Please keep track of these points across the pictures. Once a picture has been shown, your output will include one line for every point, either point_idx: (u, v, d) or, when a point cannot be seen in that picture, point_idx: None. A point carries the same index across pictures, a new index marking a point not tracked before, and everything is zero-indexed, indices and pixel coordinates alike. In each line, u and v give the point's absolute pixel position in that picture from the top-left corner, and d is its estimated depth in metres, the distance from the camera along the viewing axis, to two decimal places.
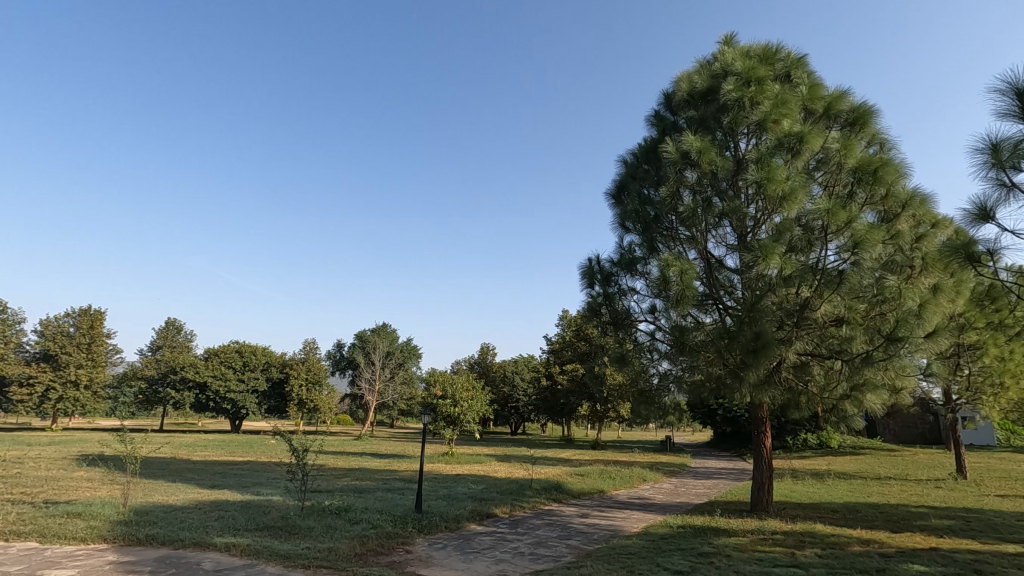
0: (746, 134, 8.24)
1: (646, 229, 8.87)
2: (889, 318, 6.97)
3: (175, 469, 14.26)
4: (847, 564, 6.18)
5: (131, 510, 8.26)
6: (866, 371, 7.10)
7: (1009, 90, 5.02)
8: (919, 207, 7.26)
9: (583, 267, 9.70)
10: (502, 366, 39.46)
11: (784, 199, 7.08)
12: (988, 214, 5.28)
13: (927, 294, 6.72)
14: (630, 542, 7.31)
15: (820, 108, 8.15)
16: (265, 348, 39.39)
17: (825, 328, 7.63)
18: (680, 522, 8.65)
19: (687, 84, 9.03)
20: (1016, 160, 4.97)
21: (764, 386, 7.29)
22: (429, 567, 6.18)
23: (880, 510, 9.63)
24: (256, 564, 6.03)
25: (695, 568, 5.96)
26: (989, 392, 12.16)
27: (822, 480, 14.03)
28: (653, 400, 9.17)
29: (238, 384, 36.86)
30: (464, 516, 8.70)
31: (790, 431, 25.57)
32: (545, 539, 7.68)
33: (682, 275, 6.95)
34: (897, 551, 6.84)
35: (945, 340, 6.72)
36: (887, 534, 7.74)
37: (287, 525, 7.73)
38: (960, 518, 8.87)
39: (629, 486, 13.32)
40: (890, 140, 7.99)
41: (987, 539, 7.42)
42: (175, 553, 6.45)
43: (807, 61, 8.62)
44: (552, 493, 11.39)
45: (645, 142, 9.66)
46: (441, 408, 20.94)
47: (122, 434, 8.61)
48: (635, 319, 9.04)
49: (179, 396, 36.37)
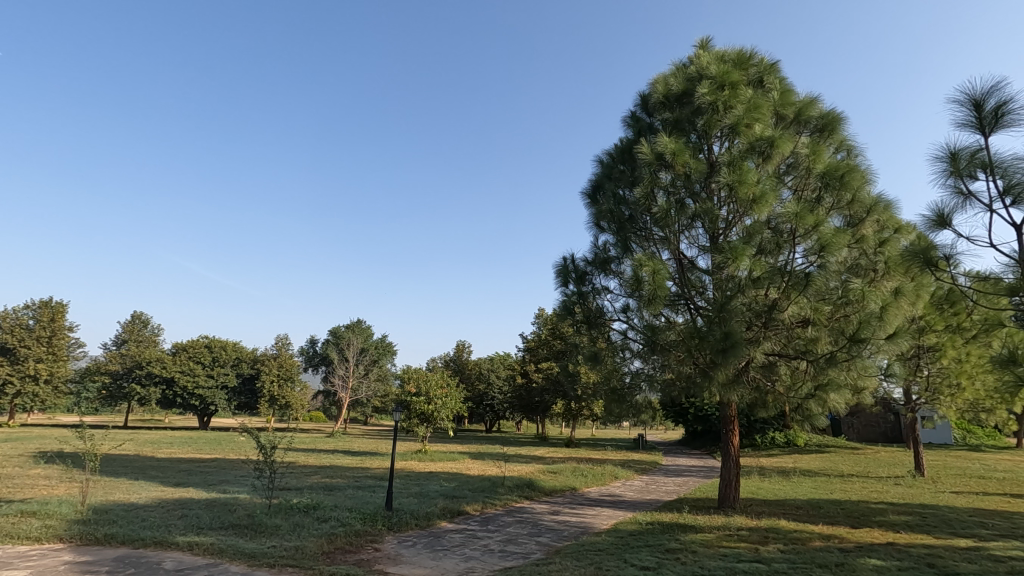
0: (719, 138, 8.39)
1: (621, 229, 8.93)
2: (852, 319, 7.17)
3: (138, 467, 13.84)
4: (808, 559, 6.34)
5: (89, 510, 7.98)
6: (830, 371, 7.30)
7: (967, 101, 5.21)
8: (883, 212, 7.53)
9: (558, 266, 9.75)
10: (477, 364, 39.28)
11: (754, 202, 7.20)
12: (945, 221, 5.47)
13: (889, 297, 6.92)
14: (599, 539, 7.38)
15: (791, 113, 8.29)
16: (236, 343, 38.56)
17: (792, 329, 7.80)
18: (648, 519, 8.78)
19: (662, 87, 9.11)
20: (973, 168, 5.15)
21: (732, 385, 7.41)
22: (397, 566, 6.12)
23: (842, 507, 9.93)
24: (219, 564, 5.90)
25: (661, 565, 6.03)
26: (947, 393, 12.62)
27: (788, 477, 14.39)
28: (625, 399, 9.25)
29: (208, 380, 36.05)
30: (435, 514, 8.67)
31: (759, 429, 26.11)
32: (515, 536, 7.71)
33: (654, 275, 7.04)
34: (857, 546, 7.04)
35: (905, 342, 6.96)
36: (848, 530, 7.97)
37: (253, 524, 7.57)
38: (916, 514, 9.19)
39: (601, 483, 13.46)
40: (857, 148, 8.27)
41: (941, 534, 7.70)
42: (135, 553, 6.26)
43: (779, 67, 8.81)
44: (524, 490, 11.43)
45: (620, 143, 9.80)
46: (415, 405, 20.78)
47: (81, 430, 8.31)
48: (608, 318, 9.12)
49: (144, 391, 35.41)
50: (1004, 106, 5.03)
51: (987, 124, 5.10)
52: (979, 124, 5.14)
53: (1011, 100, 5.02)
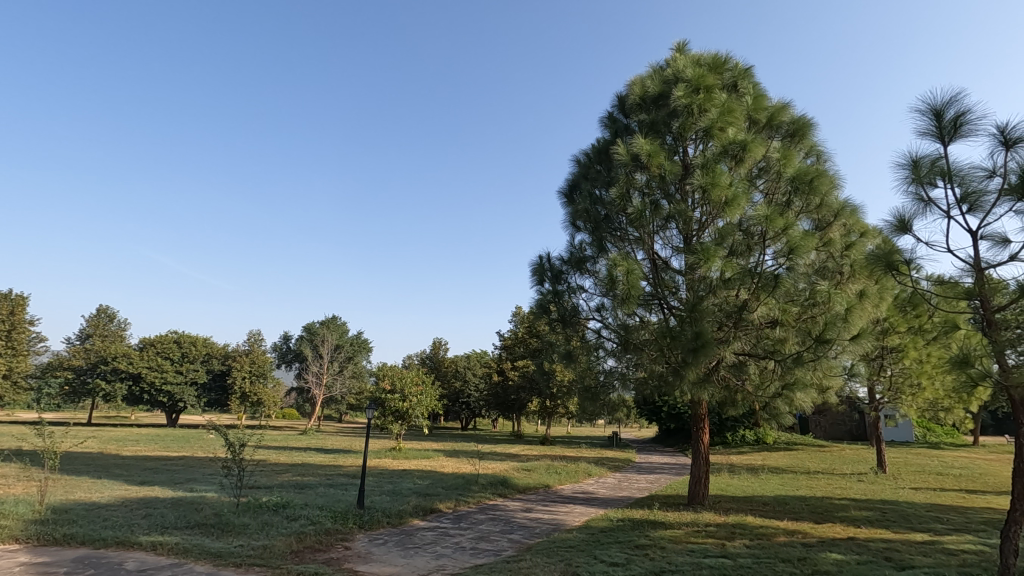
0: (694, 141, 8.51)
1: (596, 229, 8.98)
2: (818, 321, 7.40)
3: (101, 465, 13.47)
4: (771, 553, 6.50)
5: (47, 510, 7.72)
6: (797, 371, 7.45)
7: (928, 111, 5.39)
8: (849, 216, 7.79)
9: (534, 265, 9.79)
10: (453, 361, 39.12)
11: (726, 205, 7.31)
12: (906, 226, 5.66)
13: (853, 299, 7.15)
14: (571, 535, 7.44)
15: (764, 118, 8.45)
16: (206, 339, 37.93)
17: (761, 329, 7.95)
18: (620, 516, 8.88)
19: (640, 88, 9.21)
20: (933, 176, 5.33)
21: (702, 384, 7.50)
22: (367, 563, 6.10)
23: (807, 503, 10.19)
24: (183, 564, 5.78)
25: (630, 560, 6.12)
26: (908, 392, 13.08)
27: (756, 474, 14.72)
28: (598, 397, 9.26)
29: (176, 376, 35.17)
30: (407, 512, 8.64)
31: (730, 427, 26.61)
32: (488, 534, 7.73)
33: (628, 275, 7.10)
34: (819, 540, 7.24)
35: (869, 342, 7.18)
36: (811, 525, 8.20)
37: (220, 523, 7.42)
38: (877, 509, 9.51)
39: (574, 480, 13.57)
40: (825, 153, 8.51)
41: (899, 529, 7.98)
42: (96, 553, 6.11)
43: (752, 72, 8.95)
44: (497, 488, 11.46)
45: (597, 143, 9.90)
46: (389, 403, 20.63)
47: (40, 427, 8.04)
48: (583, 317, 9.18)
49: (109, 388, 34.28)
50: (962, 117, 5.24)
51: (946, 133, 5.29)
52: (939, 133, 5.32)
53: (969, 111, 5.24)
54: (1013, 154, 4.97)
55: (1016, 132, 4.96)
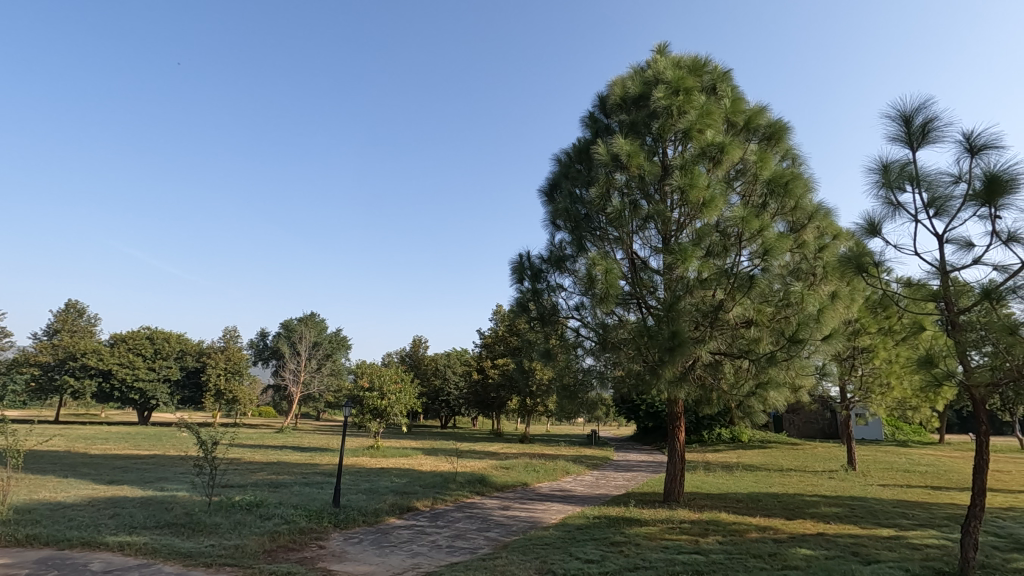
0: (673, 142, 8.57)
1: (576, 228, 9.01)
2: (791, 321, 7.53)
3: (68, 464, 13.08)
4: (743, 549, 6.62)
5: (9, 509, 7.49)
6: (771, 370, 7.57)
7: (898, 118, 5.54)
8: (823, 219, 7.97)
9: (514, 263, 9.79)
10: (434, 359, 38.94)
11: (704, 206, 7.41)
12: (876, 229, 5.80)
13: (826, 300, 7.31)
14: (547, 533, 7.48)
15: (741, 121, 8.59)
16: (180, 335, 37.21)
17: (736, 329, 8.07)
18: (596, 513, 8.93)
19: (621, 89, 9.28)
20: (902, 181, 5.47)
21: (679, 382, 7.60)
22: (341, 562, 6.04)
23: (779, 500, 10.41)
24: (151, 564, 5.66)
25: (605, 557, 6.17)
26: (877, 391, 13.46)
27: (731, 472, 14.95)
28: (577, 395, 9.33)
29: (148, 373, 34.42)
30: (384, 510, 8.59)
31: (706, 425, 27.02)
32: (464, 531, 7.73)
33: (607, 274, 7.13)
34: (789, 536, 7.39)
35: (840, 342, 7.36)
36: (782, 521, 8.38)
37: (190, 522, 7.28)
38: (846, 505, 9.76)
39: (552, 478, 13.64)
40: (801, 157, 8.68)
41: (866, 524, 8.20)
42: (59, 554, 5.95)
43: (731, 76, 9.09)
44: (476, 486, 11.47)
45: (578, 142, 9.95)
46: (368, 400, 20.45)
47: (3, 424, 7.79)
48: (562, 316, 9.23)
49: (78, 385, 33.28)
50: (930, 123, 5.38)
51: (915, 139, 5.43)
52: (908, 138, 5.46)
53: (936, 118, 5.38)
54: (978, 161, 5.12)
55: (980, 139, 5.13)
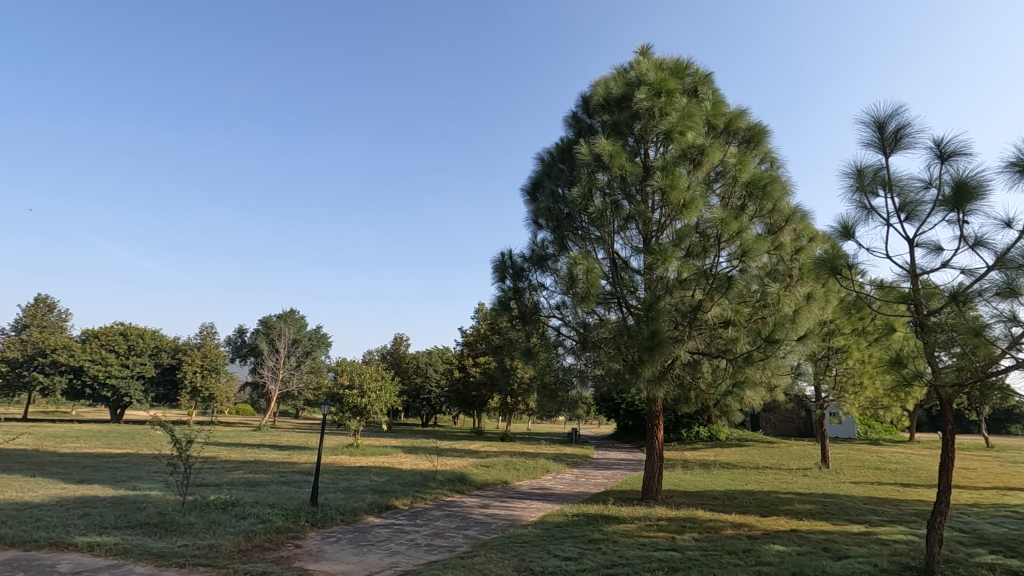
0: (655, 143, 8.65)
1: (558, 227, 9.04)
2: (768, 321, 7.65)
3: (36, 463, 12.73)
4: (718, 546, 6.71)
5: None
6: (747, 370, 7.67)
7: (872, 123, 5.66)
8: (799, 222, 8.11)
9: (496, 261, 9.79)
10: (415, 357, 38.77)
11: (684, 207, 7.49)
12: (850, 232, 5.93)
13: (801, 302, 7.45)
14: (526, 531, 7.51)
15: (721, 124, 8.69)
16: (155, 331, 36.43)
17: (714, 329, 8.16)
18: (575, 511, 8.99)
19: (604, 90, 9.32)
20: (875, 185, 5.60)
21: (658, 381, 7.69)
22: (318, 561, 5.99)
23: (754, 497, 10.58)
24: (122, 564, 5.55)
25: (582, 555, 6.20)
26: (851, 390, 13.74)
27: (708, 469, 15.17)
28: (557, 393, 9.37)
29: (122, 370, 33.69)
30: (362, 509, 8.54)
31: (685, 424, 27.35)
32: (443, 530, 7.71)
33: (588, 274, 7.16)
34: (763, 533, 7.52)
35: (814, 342, 7.51)
36: (756, 518, 8.52)
37: (163, 522, 7.14)
38: (819, 502, 9.97)
39: (532, 476, 13.69)
40: (779, 160, 8.82)
41: (837, 521, 8.38)
42: (25, 555, 5.79)
43: (712, 78, 9.19)
44: (455, 484, 11.44)
45: (561, 142, 9.99)
46: (347, 398, 20.28)
47: None
48: (543, 315, 9.26)
49: (48, 381, 32.40)
50: (902, 129, 5.52)
51: (888, 144, 5.56)
52: (881, 144, 5.59)
53: (909, 124, 5.52)
54: (948, 167, 5.26)
55: (949, 146, 5.27)
